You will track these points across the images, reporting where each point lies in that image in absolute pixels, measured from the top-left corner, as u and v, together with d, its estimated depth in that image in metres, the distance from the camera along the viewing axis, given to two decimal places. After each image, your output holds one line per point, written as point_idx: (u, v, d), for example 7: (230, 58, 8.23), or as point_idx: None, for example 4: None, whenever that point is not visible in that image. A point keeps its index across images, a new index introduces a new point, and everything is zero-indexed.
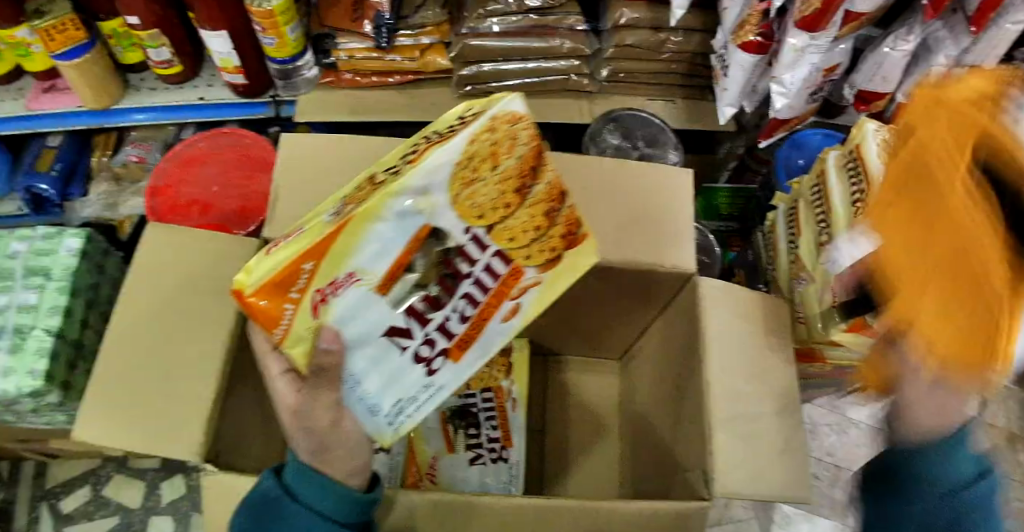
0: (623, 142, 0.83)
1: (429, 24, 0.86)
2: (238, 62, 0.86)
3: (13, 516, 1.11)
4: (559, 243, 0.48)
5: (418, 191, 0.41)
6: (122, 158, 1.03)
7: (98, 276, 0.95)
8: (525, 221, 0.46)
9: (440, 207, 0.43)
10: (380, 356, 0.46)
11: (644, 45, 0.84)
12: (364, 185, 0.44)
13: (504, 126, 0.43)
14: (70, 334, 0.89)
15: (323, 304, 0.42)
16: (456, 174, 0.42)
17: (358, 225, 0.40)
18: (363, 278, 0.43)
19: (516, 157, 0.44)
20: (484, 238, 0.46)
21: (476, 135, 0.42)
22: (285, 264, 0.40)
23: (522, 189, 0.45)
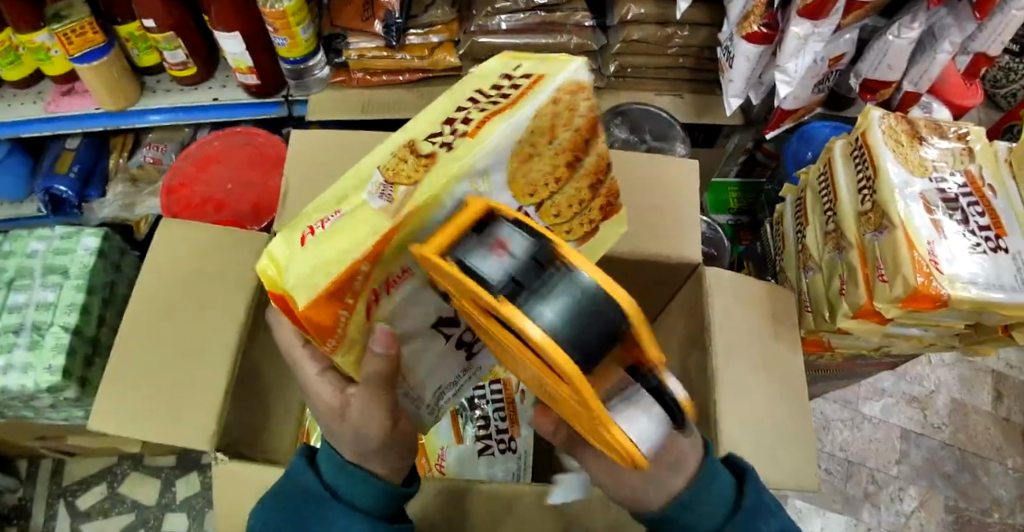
0: (631, 136, 0.84)
1: (438, 23, 0.87)
2: (251, 62, 0.88)
3: (31, 514, 1.12)
4: (597, 216, 0.50)
5: (479, 174, 0.39)
6: (138, 159, 1.05)
7: (115, 274, 0.97)
8: (572, 195, 0.46)
9: (499, 187, 0.41)
10: (426, 348, 0.46)
11: (651, 40, 0.85)
12: (404, 154, 0.40)
13: (568, 98, 0.42)
14: (87, 330, 0.91)
15: (375, 306, 0.41)
16: (517, 149, 0.41)
17: (420, 217, 0.38)
18: (416, 273, 0.41)
19: (571, 131, 0.43)
20: (535, 217, 0.45)
21: (541, 107, 0.41)
22: (340, 268, 0.37)
23: (573, 163, 0.45)
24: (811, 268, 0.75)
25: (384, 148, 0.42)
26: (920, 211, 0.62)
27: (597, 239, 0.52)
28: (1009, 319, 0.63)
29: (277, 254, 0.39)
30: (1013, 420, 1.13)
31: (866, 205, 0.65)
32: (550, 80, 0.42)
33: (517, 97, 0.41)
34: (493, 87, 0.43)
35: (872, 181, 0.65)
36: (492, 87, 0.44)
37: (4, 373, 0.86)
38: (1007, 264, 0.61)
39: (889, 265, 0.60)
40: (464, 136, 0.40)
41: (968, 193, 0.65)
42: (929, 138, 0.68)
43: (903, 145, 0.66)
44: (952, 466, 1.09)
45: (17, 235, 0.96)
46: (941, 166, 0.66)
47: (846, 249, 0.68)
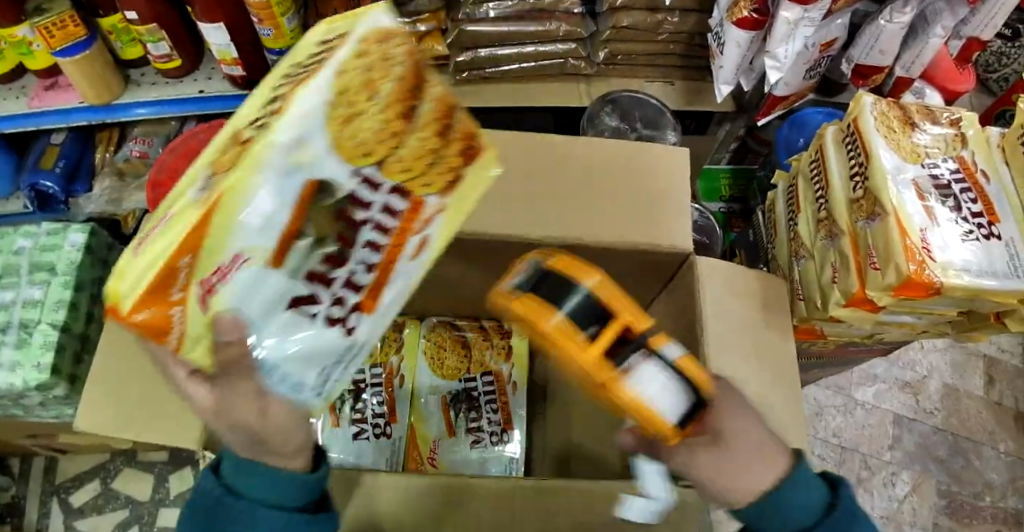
0: (622, 123, 0.83)
1: (425, 11, 0.85)
2: (236, 53, 0.86)
3: (25, 511, 1.11)
4: (456, 161, 0.44)
5: (292, 144, 0.34)
6: (124, 154, 1.03)
7: (102, 270, 0.96)
8: (418, 147, 0.41)
9: (322, 156, 0.35)
10: (287, 332, 0.39)
11: (641, 26, 0.84)
12: (228, 146, 0.37)
13: (371, 46, 0.39)
14: (75, 327, 0.90)
15: (210, 295, 0.35)
16: (333, 112, 0.35)
17: (231, 195, 0.33)
18: (250, 258, 0.35)
19: (396, 83, 0.40)
20: (377, 177, 0.40)
21: (346, 65, 0.37)
22: (155, 267, 0.33)
23: (407, 113, 0.40)
24: (802, 256, 0.74)
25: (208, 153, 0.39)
26: (913, 199, 0.61)
27: (461, 193, 0.45)
28: (1002, 307, 0.63)
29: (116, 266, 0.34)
30: (1008, 404, 1.14)
31: (858, 192, 0.65)
32: (348, 37, 0.38)
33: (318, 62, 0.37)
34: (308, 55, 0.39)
35: (863, 167, 0.64)
36: (304, 59, 0.39)
37: None
38: (999, 251, 0.61)
39: (882, 255, 0.60)
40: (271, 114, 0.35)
41: (961, 179, 0.65)
42: (922, 124, 0.67)
43: (895, 130, 0.65)
44: (945, 451, 1.09)
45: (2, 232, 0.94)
46: (934, 152, 0.65)
47: (837, 236, 0.67)
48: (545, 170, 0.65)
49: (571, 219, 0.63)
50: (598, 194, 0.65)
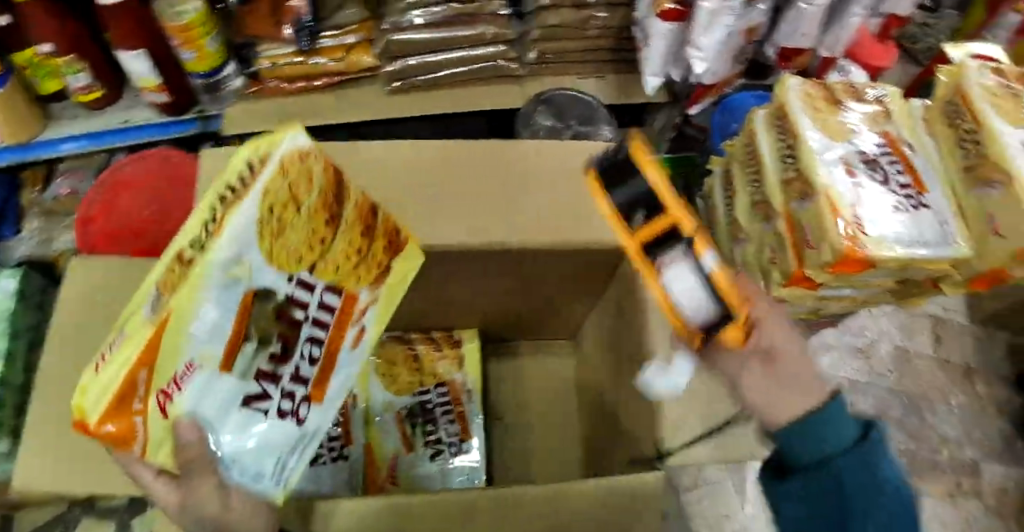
0: (557, 122, 0.83)
1: (351, 24, 0.85)
2: (159, 80, 0.84)
3: None
4: (382, 256, 0.54)
5: (231, 260, 0.40)
6: (53, 192, 0.99)
7: (40, 316, 0.92)
8: (343, 248, 0.50)
9: (257, 267, 0.42)
10: (243, 428, 0.44)
11: (569, 23, 0.84)
12: (173, 264, 0.40)
13: (294, 164, 0.45)
14: (15, 379, 0.87)
15: (169, 403, 0.39)
16: (263, 227, 0.42)
17: (180, 312, 0.38)
18: (204, 364, 0.40)
19: (314, 192, 0.47)
20: (310, 279, 0.47)
21: (271, 184, 0.43)
22: (114, 382, 0.36)
23: (330, 221, 0.49)
24: (742, 237, 0.75)
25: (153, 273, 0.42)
26: (843, 176, 0.62)
27: (395, 278, 0.56)
28: (938, 274, 0.66)
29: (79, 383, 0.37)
30: (958, 360, 1.18)
31: (790, 173, 0.66)
32: (269, 155, 0.43)
33: (245, 181, 0.42)
34: (238, 175, 0.43)
35: (793, 149, 0.65)
36: (237, 175, 0.43)
37: None
38: (929, 219, 0.63)
39: (815, 234, 0.61)
40: (208, 234, 0.40)
41: (888, 151, 0.66)
42: (847, 103, 0.69)
43: (821, 111, 0.67)
44: (901, 411, 1.13)
45: None
46: (861, 127, 0.67)
47: (774, 218, 0.68)
48: (480, 175, 0.64)
49: (510, 225, 0.62)
50: (531, 197, 0.63)
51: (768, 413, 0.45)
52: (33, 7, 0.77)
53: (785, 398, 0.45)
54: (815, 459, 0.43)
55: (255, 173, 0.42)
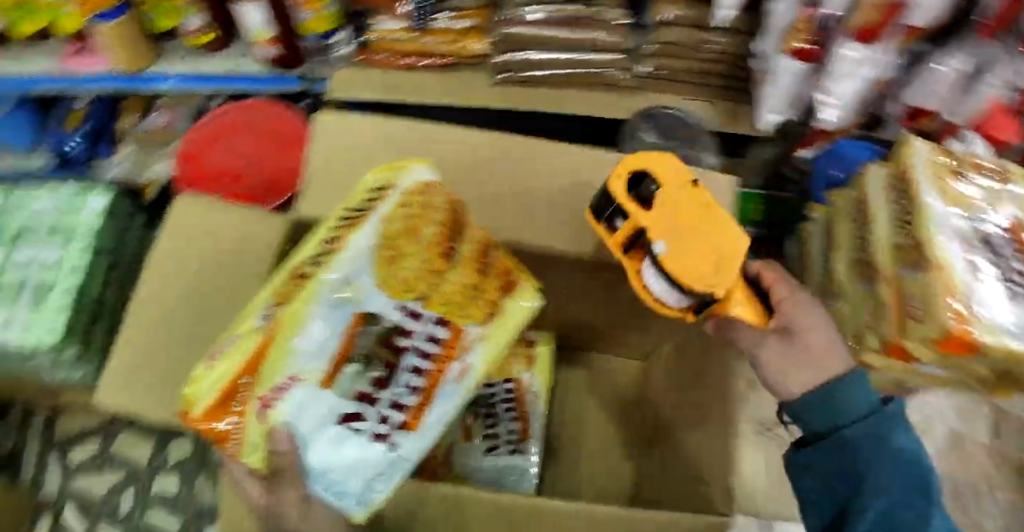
0: (660, 140, 0.82)
1: (468, 8, 0.85)
2: (272, 33, 0.86)
3: (23, 465, 1.12)
4: (495, 294, 0.55)
5: (341, 283, 0.50)
6: (146, 124, 1.00)
7: (122, 237, 0.94)
8: (456, 282, 0.54)
9: (370, 290, 0.51)
10: (338, 444, 0.48)
11: (685, 43, 0.83)
12: (288, 281, 0.52)
13: (416, 197, 0.54)
14: (90, 292, 0.90)
15: (268, 409, 0.46)
16: (377, 256, 0.52)
17: (291, 325, 0.48)
18: (305, 378, 0.48)
19: (434, 227, 0.54)
20: (418, 309, 0.52)
21: (389, 217, 0.53)
22: (229, 380, 0.48)
23: (446, 255, 0.54)
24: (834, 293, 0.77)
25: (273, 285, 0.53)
26: (958, 249, 0.61)
27: (505, 317, 0.55)
28: None
29: (195, 375, 0.48)
30: None
31: (903, 239, 0.65)
32: (397, 187, 0.54)
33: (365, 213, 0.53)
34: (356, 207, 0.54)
35: (911, 212, 0.64)
36: (355, 204, 0.54)
37: (4, 329, 0.85)
38: None
39: (922, 303, 0.61)
40: (330, 250, 0.52)
41: (1010, 240, 0.63)
42: (972, 176, 0.67)
43: (945, 179, 0.65)
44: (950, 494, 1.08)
45: (22, 190, 0.93)
46: (983, 205, 0.65)
47: (878, 282, 0.69)
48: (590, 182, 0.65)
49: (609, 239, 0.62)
50: None
51: (783, 386, 0.57)
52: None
53: (801, 371, 0.56)
54: (834, 422, 0.54)
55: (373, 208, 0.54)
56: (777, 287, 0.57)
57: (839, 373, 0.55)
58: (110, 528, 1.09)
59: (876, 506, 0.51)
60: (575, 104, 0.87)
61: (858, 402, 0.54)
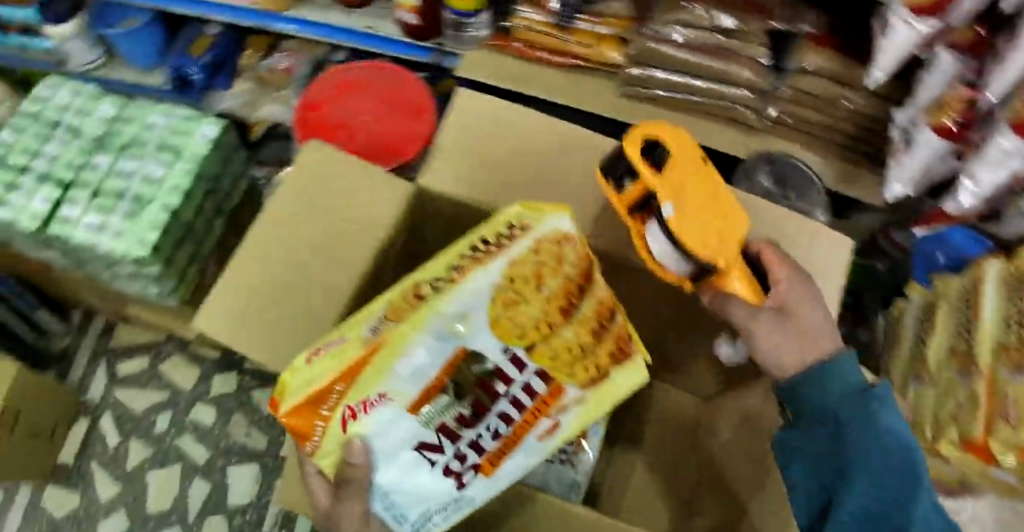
0: (774, 188, 0.82)
1: (610, 16, 0.84)
2: (416, 2, 0.86)
3: (74, 363, 1.17)
4: (605, 362, 0.46)
5: (454, 318, 0.43)
6: (269, 63, 1.01)
7: (223, 169, 0.95)
8: (570, 338, 0.46)
9: (481, 329, 0.44)
10: (408, 470, 0.46)
11: (820, 94, 0.83)
12: (408, 296, 0.45)
13: (551, 247, 0.45)
14: (183, 215, 0.90)
15: (352, 419, 0.43)
16: (497, 294, 0.44)
17: (392, 345, 0.43)
18: (395, 399, 0.43)
19: (560, 279, 0.46)
20: (523, 357, 0.45)
21: (518, 257, 0.45)
22: (317, 383, 0.42)
23: (566, 309, 0.46)
24: (922, 377, 0.75)
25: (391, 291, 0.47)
26: None
27: (611, 389, 0.47)
28: None
29: (291, 365, 0.44)
30: None
31: (1011, 339, 0.63)
32: (532, 229, 0.45)
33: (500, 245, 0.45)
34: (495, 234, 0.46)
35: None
36: (490, 234, 0.46)
37: (99, 233, 0.87)
38: None
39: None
40: (450, 280, 0.45)
41: None
42: None
43: None
44: None
45: (138, 103, 0.95)
46: None
47: (973, 374, 0.66)
48: None
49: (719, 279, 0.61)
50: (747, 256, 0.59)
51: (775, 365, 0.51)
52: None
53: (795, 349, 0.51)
54: (821, 403, 0.49)
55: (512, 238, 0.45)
56: (779, 268, 0.51)
57: (826, 352, 0.50)
58: (143, 443, 1.12)
59: (857, 497, 0.46)
60: (691, 132, 0.88)
61: (843, 379, 0.49)
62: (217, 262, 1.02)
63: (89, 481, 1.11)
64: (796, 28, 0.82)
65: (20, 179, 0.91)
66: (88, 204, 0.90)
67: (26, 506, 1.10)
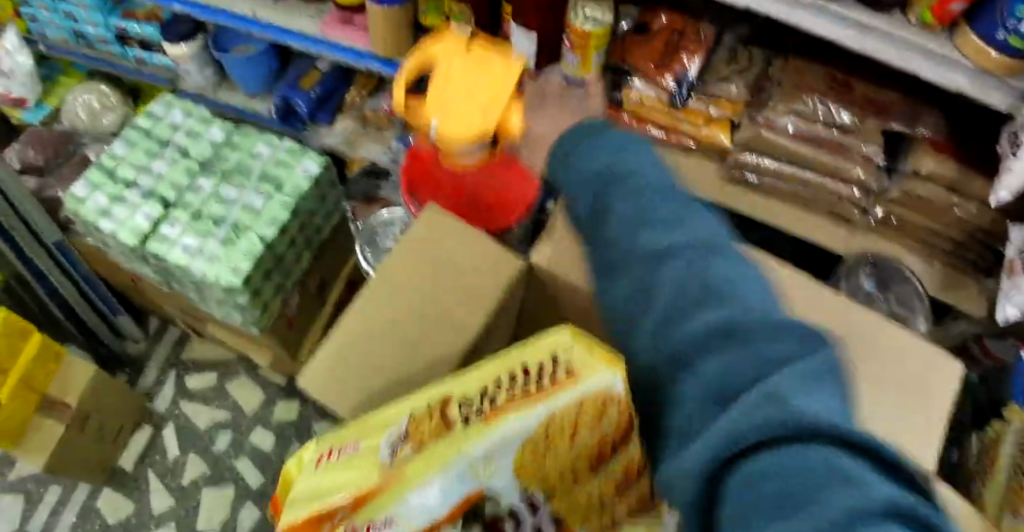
0: (876, 291, 0.82)
1: (724, 99, 0.84)
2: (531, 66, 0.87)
3: (143, 370, 1.27)
4: (621, 508, 0.55)
5: (478, 461, 0.45)
6: (373, 104, 1.03)
7: (319, 205, 0.96)
8: (589, 489, 0.52)
9: (501, 470, 0.47)
10: None
11: (932, 200, 0.81)
12: (434, 412, 0.46)
13: (595, 405, 0.45)
14: (277, 248, 0.91)
15: None
16: (527, 444, 0.46)
17: (407, 482, 0.44)
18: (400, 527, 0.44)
19: (594, 433, 0.47)
20: (540, 501, 0.51)
21: (562, 410, 0.45)
22: (326, 502, 0.44)
23: (592, 463, 0.50)
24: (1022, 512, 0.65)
25: (421, 395, 0.47)
26: None
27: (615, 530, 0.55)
28: None
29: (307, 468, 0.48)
30: None
31: None
32: (580, 388, 0.44)
33: (545, 388, 0.45)
34: (535, 370, 0.46)
35: None
36: (537, 363, 0.46)
37: (195, 257, 0.88)
38: None
39: None
40: (483, 418, 0.45)
41: None
42: None
43: None
44: None
45: (245, 131, 0.98)
46: None
47: None
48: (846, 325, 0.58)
49: None
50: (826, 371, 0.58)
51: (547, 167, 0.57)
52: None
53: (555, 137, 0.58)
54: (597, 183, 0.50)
55: (556, 385, 0.45)
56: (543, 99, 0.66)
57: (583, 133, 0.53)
58: (201, 460, 1.19)
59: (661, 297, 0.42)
60: (786, 218, 0.90)
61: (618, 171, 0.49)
62: (301, 294, 1.03)
63: (145, 488, 1.17)
64: (915, 130, 0.80)
65: (126, 194, 0.93)
66: (187, 226, 0.91)
67: (82, 507, 1.16)
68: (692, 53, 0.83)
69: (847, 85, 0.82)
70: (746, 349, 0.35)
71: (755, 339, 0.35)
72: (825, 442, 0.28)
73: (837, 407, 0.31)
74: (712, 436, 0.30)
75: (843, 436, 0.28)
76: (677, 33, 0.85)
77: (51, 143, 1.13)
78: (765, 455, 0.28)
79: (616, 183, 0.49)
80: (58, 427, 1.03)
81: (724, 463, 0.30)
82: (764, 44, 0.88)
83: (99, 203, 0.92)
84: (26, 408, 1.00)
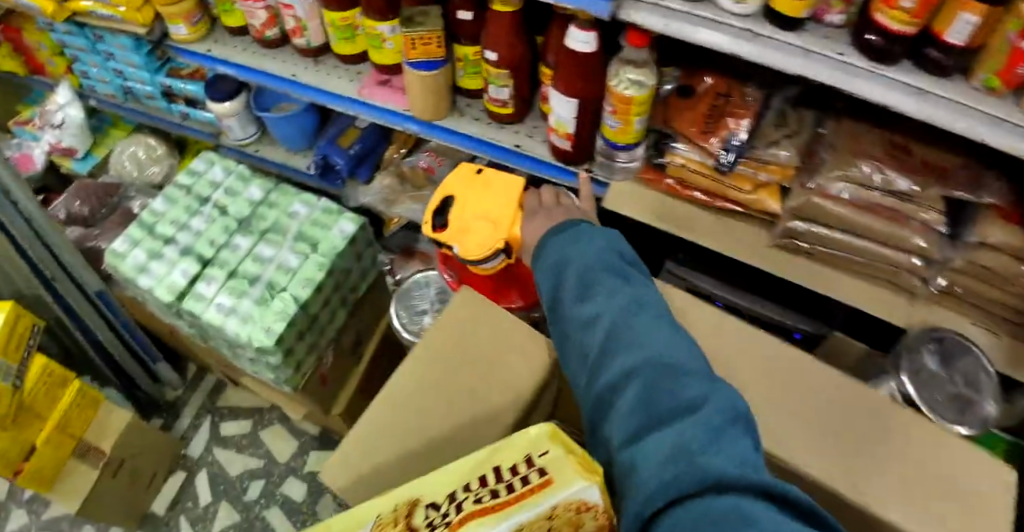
0: (940, 371, 0.76)
1: (775, 162, 0.81)
2: (572, 128, 0.86)
3: (180, 415, 1.27)
4: None
5: None
6: (412, 160, 1.03)
7: (354, 264, 0.96)
8: None
9: None
10: None
11: (1000, 271, 0.75)
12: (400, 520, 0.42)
13: (567, 513, 0.40)
14: (312, 307, 0.90)
15: None
16: None
17: None
18: None
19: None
20: None
21: (530, 521, 0.39)
22: None
23: None
24: None
25: (390, 499, 0.44)
26: None
27: None
28: None
29: None
30: None
31: None
32: (549, 494, 0.40)
33: (513, 495, 0.41)
34: (505, 475, 0.43)
35: None
36: (510, 465, 0.43)
37: (228, 316, 0.87)
38: None
39: None
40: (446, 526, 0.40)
41: None
42: None
43: None
44: None
45: (283, 189, 0.98)
46: None
47: None
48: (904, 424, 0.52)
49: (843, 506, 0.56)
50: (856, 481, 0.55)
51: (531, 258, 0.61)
52: (500, 16, 0.79)
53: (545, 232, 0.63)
54: (556, 269, 0.56)
55: (523, 490, 0.41)
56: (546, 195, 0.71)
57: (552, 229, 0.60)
58: (232, 509, 1.18)
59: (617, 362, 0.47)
60: (834, 287, 0.84)
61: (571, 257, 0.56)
62: (335, 351, 1.02)
63: None
64: (978, 197, 0.75)
65: (164, 250, 0.94)
66: (222, 284, 0.91)
67: None
68: (739, 118, 0.81)
69: (905, 149, 0.78)
70: (666, 400, 0.43)
71: (671, 387, 0.44)
72: (735, 493, 0.36)
73: (742, 447, 0.40)
74: (647, 489, 0.39)
75: (742, 485, 0.37)
76: (723, 96, 0.83)
77: (95, 192, 1.15)
78: (688, 506, 0.37)
79: (569, 270, 0.55)
80: (93, 474, 1.03)
81: (658, 511, 0.38)
82: (814, 105, 0.85)
83: (138, 258, 0.93)
84: (61, 453, 0.99)
